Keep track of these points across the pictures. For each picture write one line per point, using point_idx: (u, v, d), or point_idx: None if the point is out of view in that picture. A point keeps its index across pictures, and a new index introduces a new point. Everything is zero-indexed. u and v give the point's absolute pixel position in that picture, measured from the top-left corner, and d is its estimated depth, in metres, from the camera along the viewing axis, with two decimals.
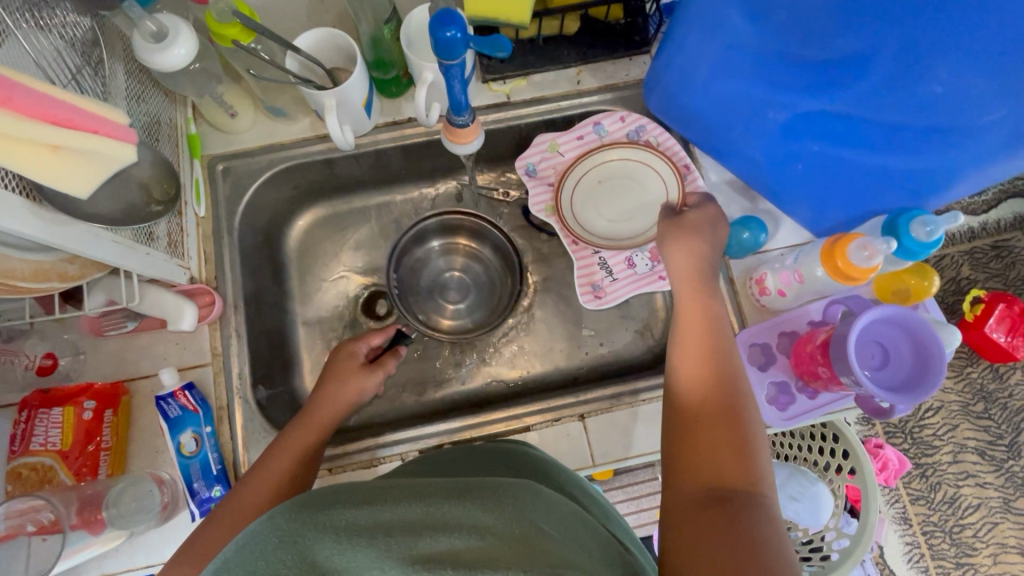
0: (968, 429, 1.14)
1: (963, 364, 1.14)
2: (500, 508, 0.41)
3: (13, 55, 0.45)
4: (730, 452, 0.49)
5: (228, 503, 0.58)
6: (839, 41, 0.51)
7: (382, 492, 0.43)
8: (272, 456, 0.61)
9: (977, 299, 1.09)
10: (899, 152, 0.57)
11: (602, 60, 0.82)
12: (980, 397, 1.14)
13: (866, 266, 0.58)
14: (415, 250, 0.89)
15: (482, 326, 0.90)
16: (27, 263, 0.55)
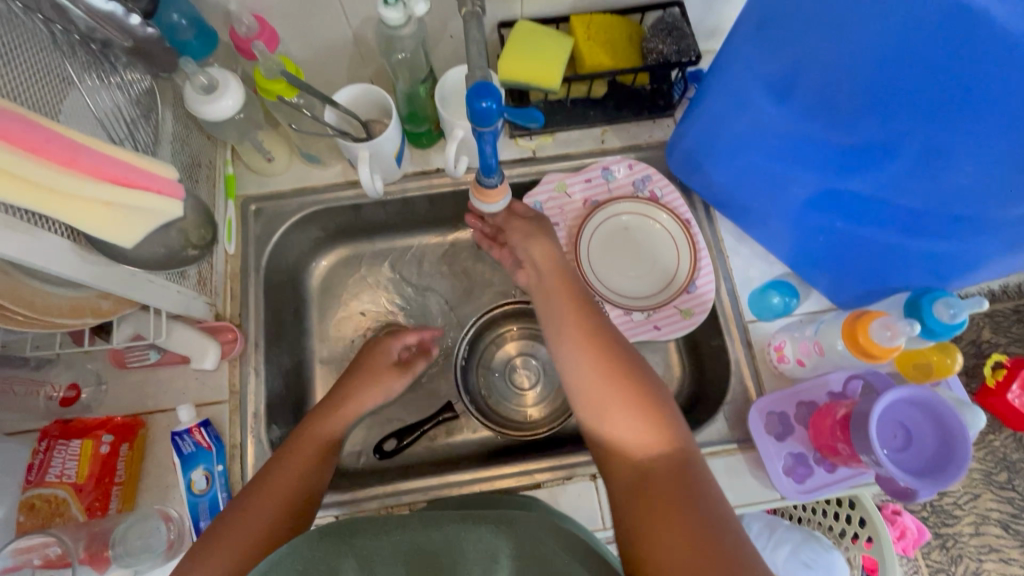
0: (992, 500, 1.09)
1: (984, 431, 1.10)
2: (514, 533, 0.43)
3: (74, 117, 0.47)
4: (687, 514, 0.47)
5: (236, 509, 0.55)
6: (860, 126, 0.52)
7: (401, 521, 0.45)
8: (283, 458, 0.60)
9: (999, 364, 1.06)
10: (921, 236, 0.57)
11: (627, 121, 0.85)
12: (1004, 467, 1.10)
13: (888, 345, 0.57)
14: (490, 332, 0.90)
15: (543, 420, 0.86)
16: (65, 299, 0.57)
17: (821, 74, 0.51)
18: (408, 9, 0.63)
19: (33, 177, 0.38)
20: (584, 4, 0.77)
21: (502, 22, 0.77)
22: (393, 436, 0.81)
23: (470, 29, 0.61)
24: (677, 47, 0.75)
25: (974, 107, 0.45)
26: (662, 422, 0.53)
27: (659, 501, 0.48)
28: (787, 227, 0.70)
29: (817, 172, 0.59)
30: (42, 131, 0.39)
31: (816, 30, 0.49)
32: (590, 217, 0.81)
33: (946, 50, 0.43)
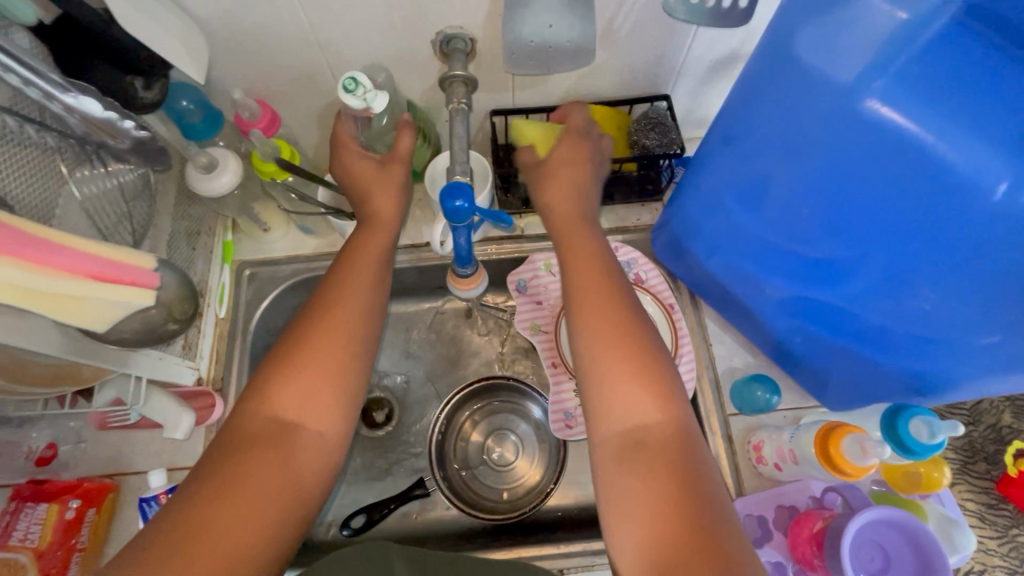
0: None
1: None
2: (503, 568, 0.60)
3: (67, 218, 0.51)
4: (685, 507, 0.47)
5: (238, 457, 0.51)
6: (823, 242, 0.52)
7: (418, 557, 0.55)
8: (289, 376, 0.56)
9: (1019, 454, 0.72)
10: (894, 353, 0.55)
11: (615, 203, 0.87)
12: None
13: (859, 463, 0.56)
14: (466, 408, 0.89)
15: (522, 498, 0.84)
16: (46, 367, 0.59)
17: (785, 191, 0.52)
18: (368, 99, 0.64)
19: (10, 281, 0.39)
20: (574, 97, 0.80)
21: (494, 110, 0.81)
22: (363, 510, 0.78)
23: (456, 125, 0.65)
24: (661, 141, 0.78)
25: (936, 241, 0.44)
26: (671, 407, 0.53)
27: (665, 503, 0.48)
28: (766, 324, 0.69)
29: (791, 279, 0.59)
30: (24, 237, 0.40)
31: (778, 148, 0.50)
32: None
33: (903, 183, 0.43)
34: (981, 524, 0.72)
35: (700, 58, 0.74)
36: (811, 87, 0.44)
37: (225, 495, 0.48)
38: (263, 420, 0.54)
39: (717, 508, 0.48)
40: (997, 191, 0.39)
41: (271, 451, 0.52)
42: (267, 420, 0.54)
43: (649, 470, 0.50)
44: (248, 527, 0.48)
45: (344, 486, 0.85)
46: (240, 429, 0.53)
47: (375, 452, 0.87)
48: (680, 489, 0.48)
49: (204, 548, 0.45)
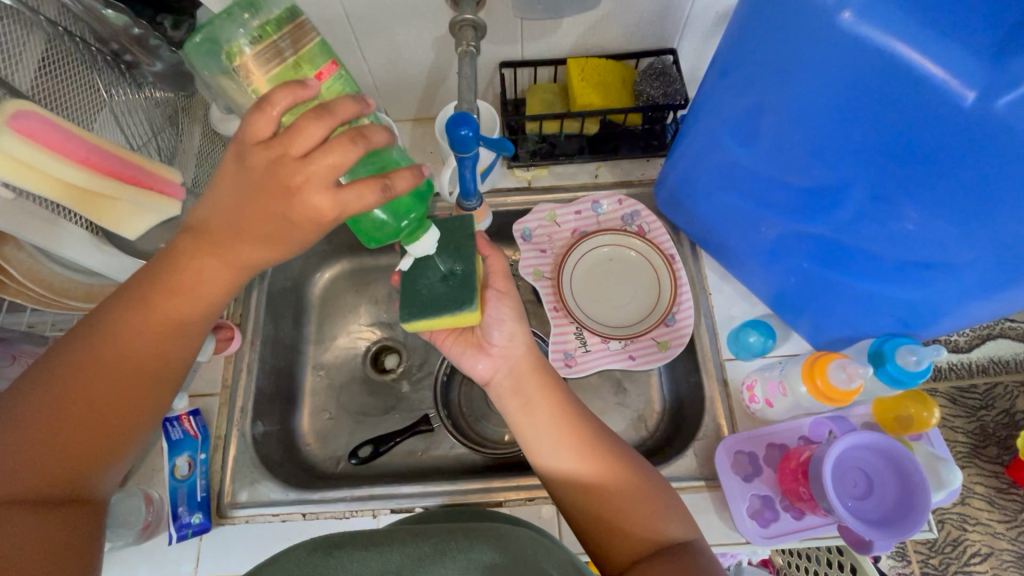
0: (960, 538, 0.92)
1: (1016, 508, 0.91)
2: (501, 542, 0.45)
3: (107, 132, 0.56)
4: (627, 518, 0.56)
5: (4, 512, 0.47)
6: (813, 171, 0.54)
7: (389, 533, 0.46)
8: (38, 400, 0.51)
9: None
10: (887, 282, 0.57)
11: (620, 158, 0.88)
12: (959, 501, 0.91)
13: (847, 388, 0.58)
14: None
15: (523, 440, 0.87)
16: (81, 285, 0.64)
17: (775, 120, 0.54)
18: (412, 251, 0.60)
19: (45, 168, 0.45)
20: (582, 50, 0.83)
21: (502, 61, 0.83)
22: (371, 442, 0.83)
23: (463, 67, 0.68)
24: (665, 91, 0.80)
25: (921, 156, 0.46)
26: (597, 444, 0.59)
27: (610, 523, 0.56)
28: (762, 267, 0.71)
29: (783, 215, 0.61)
30: (61, 132, 0.46)
31: (768, 76, 0.52)
32: (573, 247, 0.83)
33: (884, 99, 0.45)
34: None
35: (706, 10, 0.75)
36: (796, 8, 0.46)
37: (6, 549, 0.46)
38: (47, 468, 0.50)
39: (651, 503, 0.57)
40: (968, 99, 0.41)
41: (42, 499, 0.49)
42: (54, 463, 0.51)
43: (591, 498, 0.58)
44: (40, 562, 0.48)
45: (353, 423, 0.89)
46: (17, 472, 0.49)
47: (383, 394, 0.91)
48: (615, 508, 0.57)
49: None
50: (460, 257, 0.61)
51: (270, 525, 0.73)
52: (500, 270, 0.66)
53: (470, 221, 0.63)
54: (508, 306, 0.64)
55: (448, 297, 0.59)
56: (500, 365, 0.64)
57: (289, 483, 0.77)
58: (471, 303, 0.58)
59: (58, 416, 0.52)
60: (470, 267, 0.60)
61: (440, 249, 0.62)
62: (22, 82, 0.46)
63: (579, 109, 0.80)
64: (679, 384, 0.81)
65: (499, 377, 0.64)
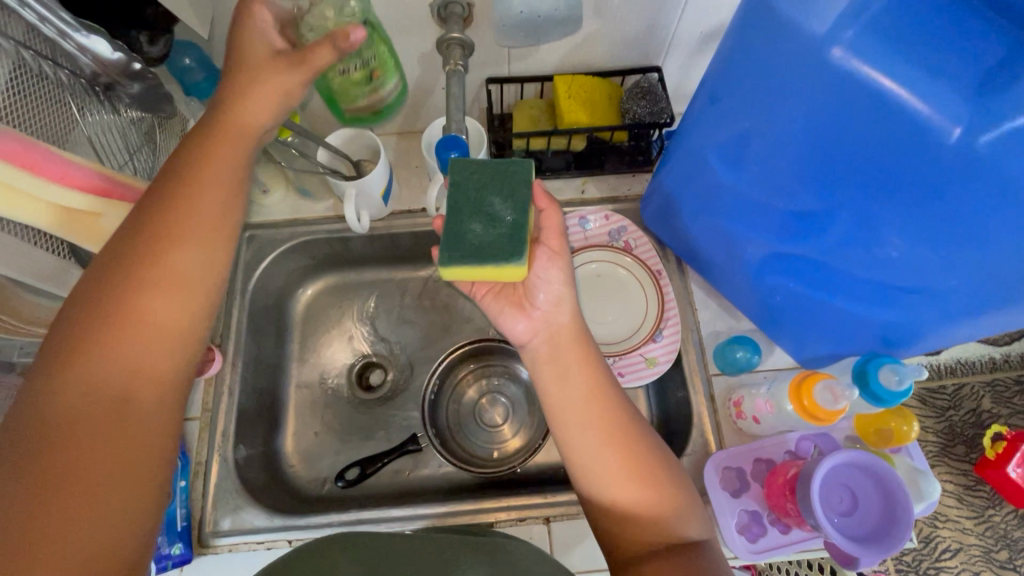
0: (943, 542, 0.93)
1: (982, 504, 0.92)
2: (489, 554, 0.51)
3: (76, 153, 0.53)
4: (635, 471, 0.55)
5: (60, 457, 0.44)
6: (801, 195, 0.55)
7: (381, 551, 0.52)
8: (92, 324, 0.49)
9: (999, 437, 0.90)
10: (870, 304, 0.58)
11: (607, 174, 0.89)
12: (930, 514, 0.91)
13: (831, 408, 0.59)
14: (456, 373, 0.92)
15: (512, 456, 0.87)
16: (52, 310, 0.61)
17: (765, 145, 0.55)
18: None
19: (22, 190, 0.46)
20: (568, 67, 0.83)
21: (489, 77, 0.82)
22: (358, 464, 0.81)
23: (452, 85, 0.68)
24: (652, 110, 0.80)
25: (905, 187, 0.47)
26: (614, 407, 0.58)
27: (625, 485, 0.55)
28: (747, 285, 0.72)
29: (770, 237, 0.62)
30: (39, 150, 0.46)
31: (759, 102, 0.52)
32: None
33: (872, 129, 0.46)
34: None
35: (691, 29, 0.76)
36: (786, 40, 0.47)
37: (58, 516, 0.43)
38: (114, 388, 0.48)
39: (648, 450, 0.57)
40: (954, 135, 0.42)
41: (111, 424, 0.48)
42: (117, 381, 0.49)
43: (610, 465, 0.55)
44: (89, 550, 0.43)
45: (339, 442, 0.87)
46: (77, 416, 0.46)
47: (369, 411, 0.90)
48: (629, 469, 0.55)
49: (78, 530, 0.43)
50: (514, 205, 0.55)
51: (254, 554, 0.71)
52: (555, 226, 0.60)
53: (529, 163, 0.56)
54: (558, 269, 0.59)
55: (498, 246, 0.54)
56: (540, 329, 0.61)
57: (274, 509, 0.75)
58: (519, 256, 0.53)
59: (104, 343, 0.49)
60: (522, 216, 0.55)
61: (493, 192, 0.56)
62: None
63: (565, 126, 0.80)
64: (667, 399, 0.82)
65: (537, 341, 0.61)
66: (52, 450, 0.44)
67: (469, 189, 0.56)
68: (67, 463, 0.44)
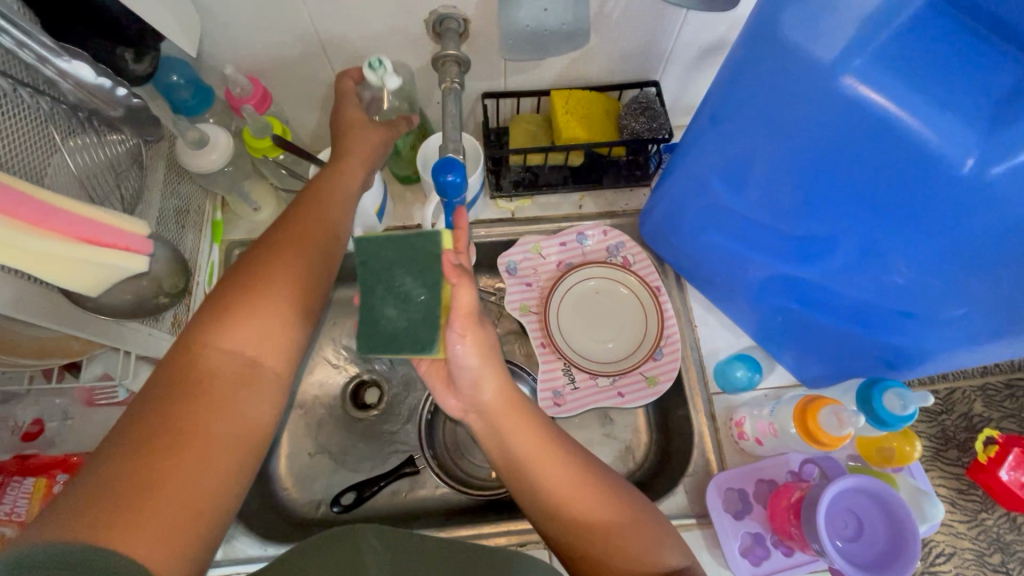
0: None
1: None
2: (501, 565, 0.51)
3: (60, 181, 0.51)
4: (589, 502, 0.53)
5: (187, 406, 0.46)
6: (806, 220, 0.54)
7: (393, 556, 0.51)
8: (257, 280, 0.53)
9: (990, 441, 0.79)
10: (874, 329, 0.58)
11: (604, 189, 0.88)
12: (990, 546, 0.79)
13: (836, 433, 0.58)
14: None
15: None
16: (34, 339, 0.59)
17: (769, 168, 0.54)
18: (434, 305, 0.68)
19: (8, 241, 0.40)
20: (564, 82, 0.82)
21: (485, 92, 0.81)
22: (353, 488, 0.80)
23: (448, 103, 0.66)
24: (650, 125, 0.79)
25: (911, 216, 0.47)
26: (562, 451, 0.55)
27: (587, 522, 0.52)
28: (748, 304, 0.71)
29: (774, 259, 0.61)
30: (17, 196, 0.41)
31: (763, 127, 0.51)
32: (559, 280, 0.82)
33: (880, 157, 0.45)
34: (951, 507, 0.79)
35: (690, 44, 0.76)
36: (791, 67, 0.46)
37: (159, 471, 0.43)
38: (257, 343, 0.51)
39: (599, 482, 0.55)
40: (966, 166, 0.41)
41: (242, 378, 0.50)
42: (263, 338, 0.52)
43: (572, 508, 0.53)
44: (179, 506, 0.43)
45: (334, 464, 0.85)
46: (218, 369, 0.49)
47: (363, 430, 0.88)
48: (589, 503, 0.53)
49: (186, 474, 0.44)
50: (423, 281, 0.56)
51: None
52: (466, 304, 0.53)
53: (436, 237, 0.57)
54: (471, 345, 0.55)
55: (405, 336, 0.55)
56: (468, 405, 0.58)
57: (268, 537, 0.73)
58: (432, 345, 0.54)
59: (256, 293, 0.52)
60: (434, 292, 0.56)
61: (403, 270, 0.57)
62: None
63: (562, 142, 0.79)
64: (666, 417, 0.81)
65: (471, 418, 0.59)
66: (194, 392, 0.47)
67: (379, 268, 0.58)
68: (209, 406, 0.47)
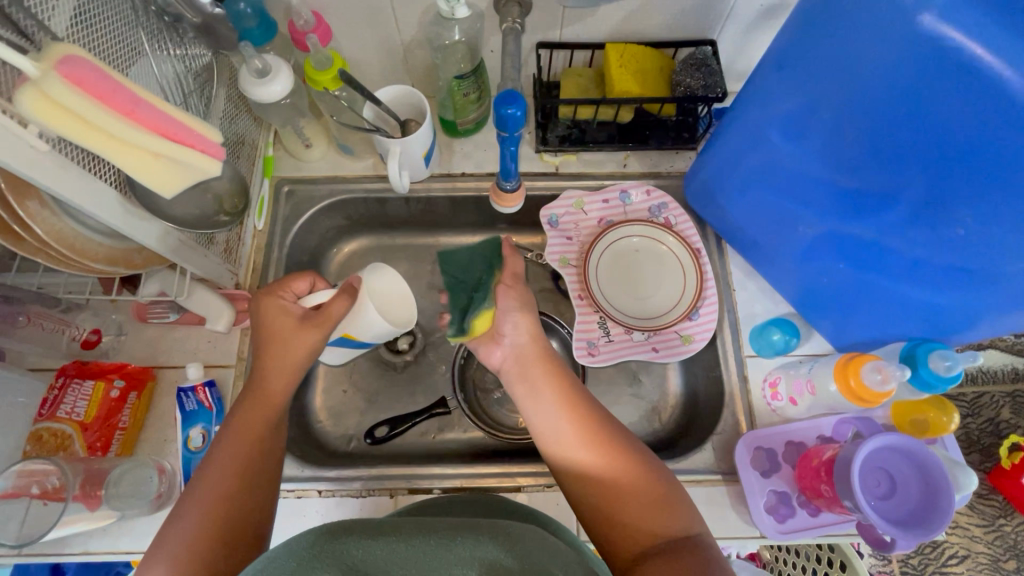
0: (966, 553, 0.91)
1: (994, 513, 0.90)
2: (505, 541, 0.45)
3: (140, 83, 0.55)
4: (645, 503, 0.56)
5: (228, 445, 0.58)
6: (867, 172, 0.54)
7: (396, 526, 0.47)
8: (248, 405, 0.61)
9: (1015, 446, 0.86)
10: (925, 287, 0.58)
11: (650, 149, 0.87)
12: None
13: (880, 390, 0.59)
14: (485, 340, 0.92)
15: None
16: (102, 246, 0.61)
17: (832, 117, 0.54)
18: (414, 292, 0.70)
19: (99, 123, 0.42)
20: (620, 35, 0.81)
21: (540, 42, 0.81)
22: (387, 423, 0.82)
23: (507, 44, 0.68)
24: (705, 83, 0.78)
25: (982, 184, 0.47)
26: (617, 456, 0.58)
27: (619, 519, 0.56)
28: (793, 267, 0.71)
29: (826, 216, 0.61)
30: (112, 82, 0.43)
31: (831, 73, 0.51)
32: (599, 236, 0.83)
33: (956, 101, 0.45)
34: None
35: (752, 2, 0.74)
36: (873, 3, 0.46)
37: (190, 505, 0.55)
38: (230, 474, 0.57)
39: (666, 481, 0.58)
40: None
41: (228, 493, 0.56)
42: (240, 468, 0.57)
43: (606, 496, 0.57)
44: (184, 543, 0.52)
45: (366, 403, 0.88)
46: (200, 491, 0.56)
47: (395, 372, 0.90)
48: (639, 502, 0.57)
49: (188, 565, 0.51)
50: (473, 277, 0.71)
51: (285, 502, 0.72)
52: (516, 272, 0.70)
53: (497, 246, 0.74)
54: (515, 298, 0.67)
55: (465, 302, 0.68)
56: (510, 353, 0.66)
57: (306, 461, 0.76)
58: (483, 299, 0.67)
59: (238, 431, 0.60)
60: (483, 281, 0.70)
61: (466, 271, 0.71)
62: (58, 27, 0.46)
63: (613, 95, 0.79)
64: (696, 378, 0.82)
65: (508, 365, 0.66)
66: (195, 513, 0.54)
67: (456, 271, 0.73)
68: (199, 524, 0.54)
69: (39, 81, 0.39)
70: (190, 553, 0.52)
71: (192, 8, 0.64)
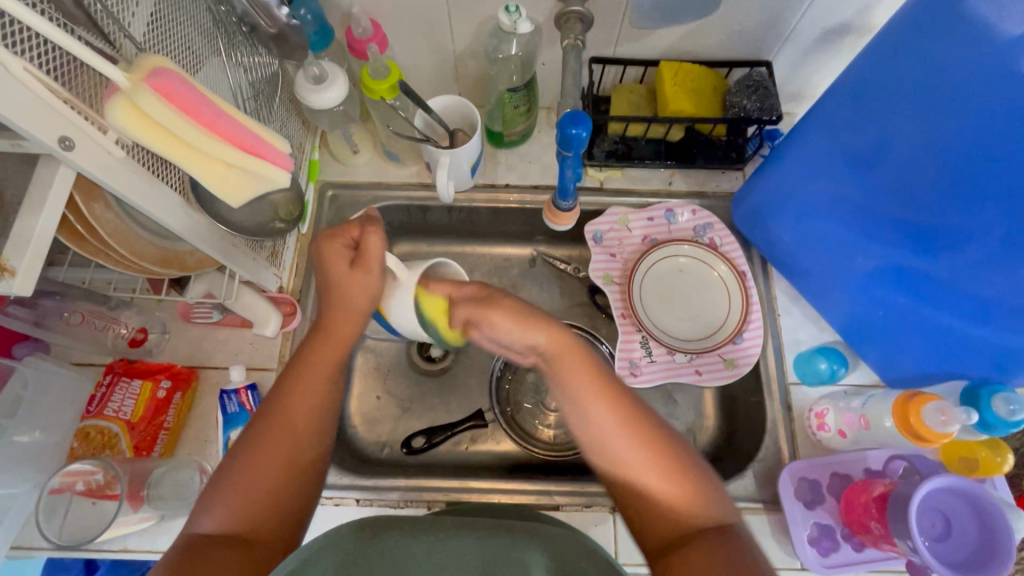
0: None
1: None
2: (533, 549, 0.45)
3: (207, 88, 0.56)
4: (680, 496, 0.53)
5: (289, 395, 0.58)
6: (939, 208, 0.53)
7: (432, 522, 0.47)
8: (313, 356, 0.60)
9: None
10: (988, 325, 0.57)
11: (696, 168, 0.86)
12: None
13: (940, 429, 0.59)
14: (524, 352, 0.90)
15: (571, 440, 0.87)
16: (159, 249, 0.61)
17: (907, 151, 0.53)
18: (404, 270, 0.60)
19: (184, 137, 0.43)
20: (674, 53, 0.81)
21: (592, 57, 0.80)
22: (424, 434, 0.82)
23: (569, 62, 0.70)
24: (761, 105, 0.77)
25: None
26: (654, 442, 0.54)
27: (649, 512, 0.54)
28: (844, 296, 0.70)
29: (888, 249, 0.60)
30: (198, 95, 0.43)
31: (911, 106, 0.51)
32: (645, 254, 0.82)
33: None
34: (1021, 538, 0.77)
35: (814, 25, 0.73)
36: (963, 40, 0.45)
37: (236, 470, 0.55)
38: (293, 429, 0.57)
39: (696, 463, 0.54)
40: None
41: (289, 448, 0.56)
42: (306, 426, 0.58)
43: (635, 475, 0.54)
44: (235, 503, 0.53)
45: (400, 410, 0.88)
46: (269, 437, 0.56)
47: (429, 380, 0.89)
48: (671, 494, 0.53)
49: (241, 512, 0.53)
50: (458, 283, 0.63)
51: (323, 508, 0.72)
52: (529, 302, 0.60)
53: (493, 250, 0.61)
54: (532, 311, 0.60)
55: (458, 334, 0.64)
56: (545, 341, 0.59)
57: (342, 469, 0.76)
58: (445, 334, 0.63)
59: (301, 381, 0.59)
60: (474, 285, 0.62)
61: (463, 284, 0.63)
62: (139, 36, 0.47)
63: (666, 113, 0.78)
64: (736, 403, 0.81)
65: None
66: (253, 464, 0.55)
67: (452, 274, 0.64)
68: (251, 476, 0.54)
69: (130, 93, 0.39)
70: (242, 509, 0.53)
71: (268, 19, 0.63)
